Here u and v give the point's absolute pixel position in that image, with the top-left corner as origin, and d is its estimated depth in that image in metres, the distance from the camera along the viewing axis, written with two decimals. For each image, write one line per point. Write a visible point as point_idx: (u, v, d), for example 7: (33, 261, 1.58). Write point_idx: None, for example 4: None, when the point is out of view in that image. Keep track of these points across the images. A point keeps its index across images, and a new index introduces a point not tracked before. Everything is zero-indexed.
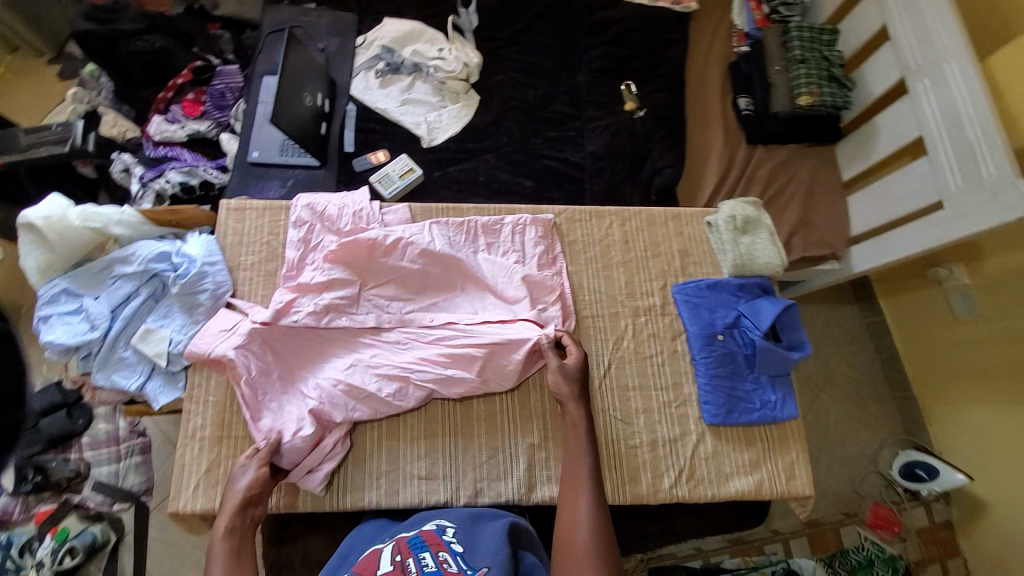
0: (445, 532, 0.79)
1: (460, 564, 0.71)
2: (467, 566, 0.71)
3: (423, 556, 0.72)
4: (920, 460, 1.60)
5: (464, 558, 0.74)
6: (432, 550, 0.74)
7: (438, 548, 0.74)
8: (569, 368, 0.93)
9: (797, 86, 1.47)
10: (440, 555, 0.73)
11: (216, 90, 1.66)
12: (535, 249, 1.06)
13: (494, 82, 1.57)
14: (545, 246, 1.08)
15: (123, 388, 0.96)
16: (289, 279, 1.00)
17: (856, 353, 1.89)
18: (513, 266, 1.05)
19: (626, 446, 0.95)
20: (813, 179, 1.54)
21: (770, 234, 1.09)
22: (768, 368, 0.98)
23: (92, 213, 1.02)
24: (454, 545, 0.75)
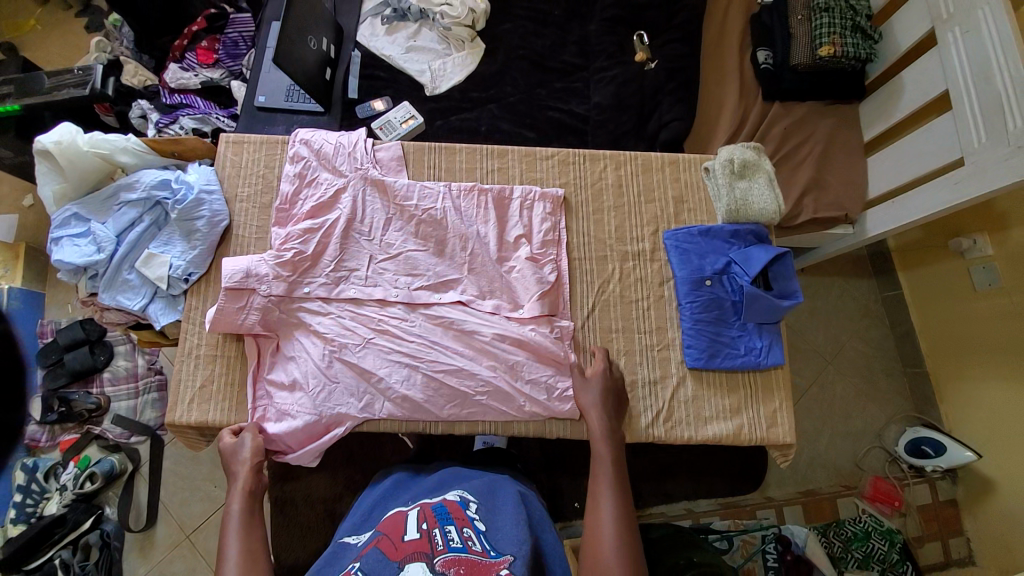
0: (468, 506, 0.82)
1: (483, 540, 0.72)
2: (490, 546, 0.72)
3: (448, 529, 0.73)
4: (928, 436, 1.58)
5: (487, 535, 0.75)
6: (457, 525, 0.75)
7: (462, 524, 0.75)
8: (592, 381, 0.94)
9: (818, 36, 1.37)
10: (464, 531, 0.74)
11: (230, 38, 1.69)
12: (542, 226, 1.04)
13: (502, 30, 1.53)
14: (551, 226, 1.04)
15: (127, 308, 1.01)
16: (284, 213, 1.01)
17: (867, 327, 1.84)
18: (519, 244, 1.03)
19: None
20: (832, 137, 1.46)
21: (769, 179, 1.02)
22: (755, 315, 0.96)
23: (100, 140, 1.04)
24: (477, 520, 0.77)
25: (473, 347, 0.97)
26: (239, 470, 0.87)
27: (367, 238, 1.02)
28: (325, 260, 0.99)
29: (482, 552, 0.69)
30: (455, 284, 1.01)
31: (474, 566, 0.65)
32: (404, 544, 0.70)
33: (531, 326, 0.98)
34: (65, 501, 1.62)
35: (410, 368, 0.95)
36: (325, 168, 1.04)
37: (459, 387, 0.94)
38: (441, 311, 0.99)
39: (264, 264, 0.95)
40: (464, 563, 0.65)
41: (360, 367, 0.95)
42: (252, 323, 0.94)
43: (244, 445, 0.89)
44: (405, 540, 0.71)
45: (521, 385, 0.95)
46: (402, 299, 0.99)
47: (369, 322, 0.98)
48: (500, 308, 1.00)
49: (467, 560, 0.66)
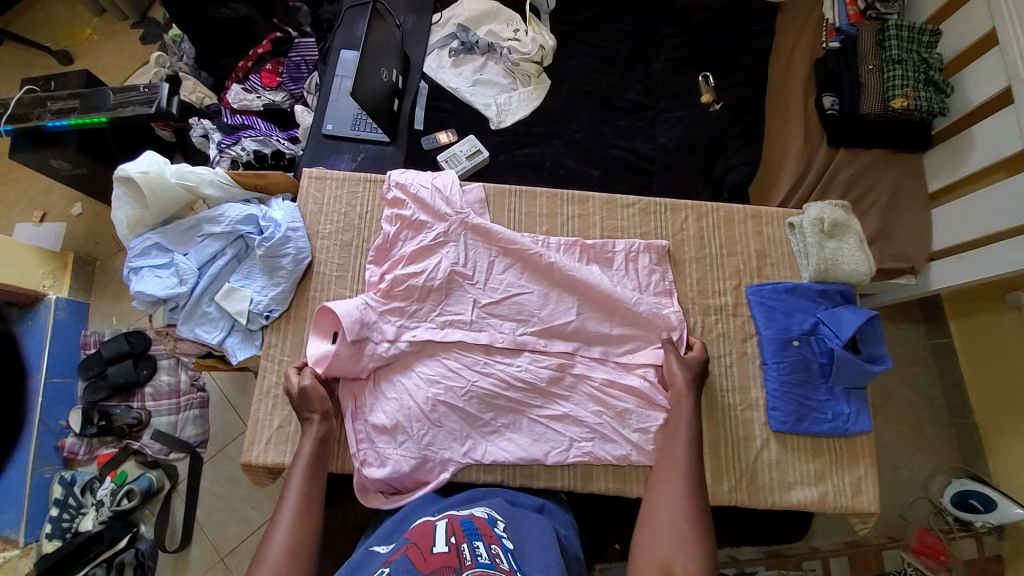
0: (496, 524, 0.78)
1: (512, 562, 0.68)
2: (517, 566, 0.68)
3: (476, 545, 0.69)
4: (976, 491, 1.53)
5: (516, 556, 0.71)
6: (485, 541, 0.71)
7: (490, 540, 0.71)
8: (692, 359, 0.95)
9: (890, 87, 1.36)
10: (493, 548, 0.70)
11: (293, 62, 1.72)
12: (651, 277, 1.04)
13: (567, 67, 1.54)
14: (659, 276, 1.04)
15: (205, 341, 1.01)
16: (385, 254, 1.03)
17: (916, 374, 1.81)
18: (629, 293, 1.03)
19: None
20: (897, 187, 1.45)
21: (860, 240, 1.01)
22: (843, 379, 0.94)
23: (187, 171, 1.05)
24: (505, 540, 0.74)
25: (581, 392, 0.98)
26: (312, 417, 0.90)
27: (471, 282, 1.03)
28: (433, 305, 1.01)
29: (509, 570, 0.65)
30: (533, 342, 1.00)
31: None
32: (432, 556, 0.66)
33: (645, 366, 0.99)
34: (101, 518, 1.62)
35: (515, 415, 0.97)
36: (425, 207, 1.05)
37: (564, 433, 0.95)
38: (549, 357, 1.00)
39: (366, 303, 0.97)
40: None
41: (464, 411, 0.95)
42: (371, 360, 0.96)
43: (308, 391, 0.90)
44: (434, 552, 0.67)
45: (627, 433, 0.95)
46: (509, 344, 1.00)
47: (473, 364, 0.98)
48: (607, 351, 1.01)
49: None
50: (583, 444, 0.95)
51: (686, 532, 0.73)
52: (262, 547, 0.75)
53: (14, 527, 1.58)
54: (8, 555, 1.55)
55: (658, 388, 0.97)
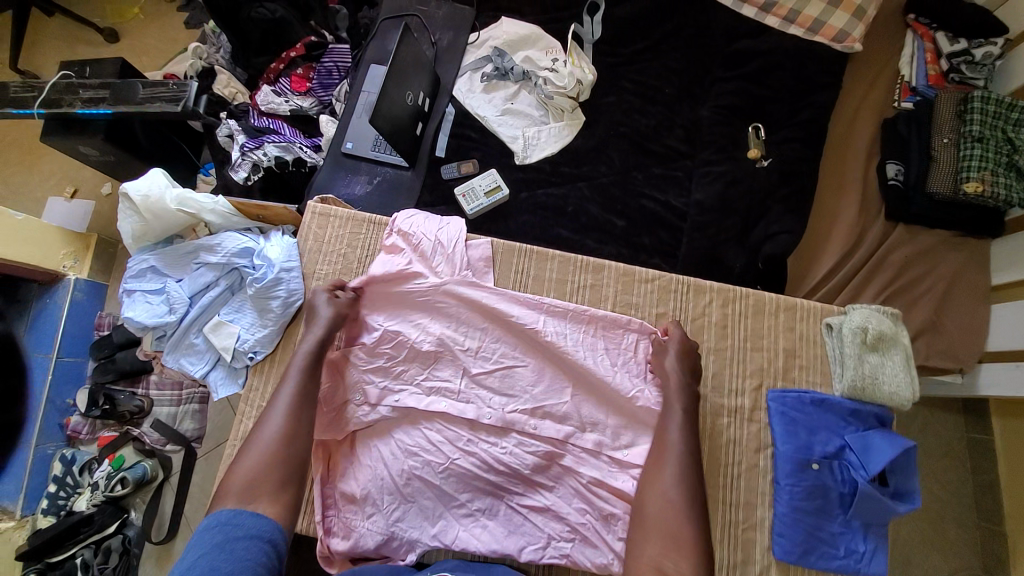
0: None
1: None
2: None
3: None
4: None
5: None
6: None
7: None
8: (673, 347, 0.92)
9: (965, 168, 1.23)
10: None
11: (324, 67, 1.67)
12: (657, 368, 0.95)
13: (605, 103, 1.44)
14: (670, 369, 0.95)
15: (189, 373, 0.98)
16: (375, 309, 0.98)
17: (946, 468, 1.65)
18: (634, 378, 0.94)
19: None
20: (957, 276, 1.30)
21: (906, 357, 0.91)
22: (865, 515, 0.84)
23: (189, 197, 1.03)
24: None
25: (567, 485, 0.90)
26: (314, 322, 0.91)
27: (465, 347, 0.96)
28: (421, 369, 0.95)
29: None
30: (520, 422, 0.93)
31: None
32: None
33: (627, 476, 0.90)
34: (94, 501, 1.60)
35: (493, 498, 0.90)
36: (427, 260, 0.99)
37: (542, 529, 0.88)
38: (535, 441, 0.92)
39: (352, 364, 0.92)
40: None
41: (438, 490, 0.89)
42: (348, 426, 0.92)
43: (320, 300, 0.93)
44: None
45: (610, 540, 0.86)
46: (496, 422, 0.92)
47: (455, 440, 0.92)
48: (600, 444, 0.91)
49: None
50: (565, 545, 0.87)
51: (681, 535, 0.75)
52: (254, 437, 0.80)
53: (12, 498, 1.57)
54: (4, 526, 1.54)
55: None
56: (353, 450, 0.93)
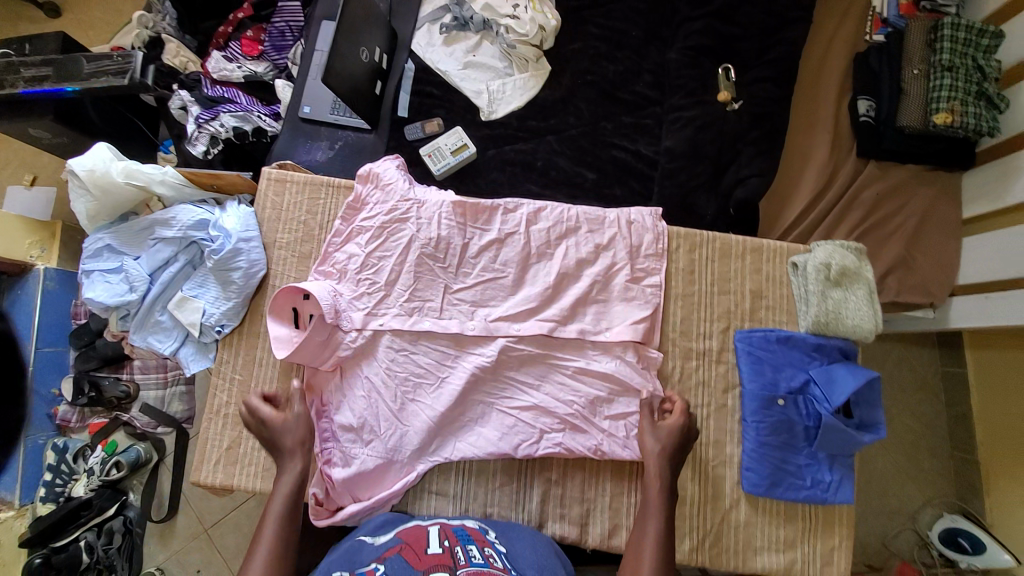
0: (489, 531, 0.82)
1: (505, 561, 0.73)
2: (511, 565, 0.73)
3: (469, 548, 0.74)
4: (966, 530, 1.50)
5: (508, 556, 0.76)
6: (478, 545, 0.76)
7: (483, 544, 0.76)
8: (668, 432, 0.85)
9: (935, 98, 1.20)
10: (485, 550, 0.75)
11: (277, 28, 1.58)
12: (627, 320, 0.94)
13: (570, 51, 1.38)
14: (641, 320, 0.94)
15: (158, 351, 0.97)
16: (343, 242, 0.96)
17: (921, 401, 1.72)
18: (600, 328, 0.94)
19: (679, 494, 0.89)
20: (928, 211, 1.30)
21: (869, 292, 0.90)
22: (829, 446, 0.86)
23: (135, 170, 0.97)
24: (497, 544, 0.78)
25: (552, 381, 0.93)
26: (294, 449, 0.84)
27: (442, 267, 0.96)
28: (400, 289, 0.95)
29: (503, 568, 0.70)
30: (503, 327, 0.94)
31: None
32: (427, 556, 0.71)
33: (608, 361, 0.93)
34: (91, 485, 1.62)
35: (484, 407, 0.93)
36: (389, 220, 0.96)
37: (534, 424, 0.91)
38: (521, 398, 0.93)
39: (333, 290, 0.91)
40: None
41: (433, 409, 0.91)
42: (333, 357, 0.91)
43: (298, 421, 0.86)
44: (428, 553, 0.71)
45: (598, 421, 0.91)
46: (479, 332, 0.94)
47: (443, 357, 0.94)
48: (583, 332, 0.94)
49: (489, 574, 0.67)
50: (557, 437, 0.91)
51: None
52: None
53: (10, 489, 1.57)
54: (3, 516, 1.55)
55: (632, 368, 0.93)
56: (339, 382, 0.93)
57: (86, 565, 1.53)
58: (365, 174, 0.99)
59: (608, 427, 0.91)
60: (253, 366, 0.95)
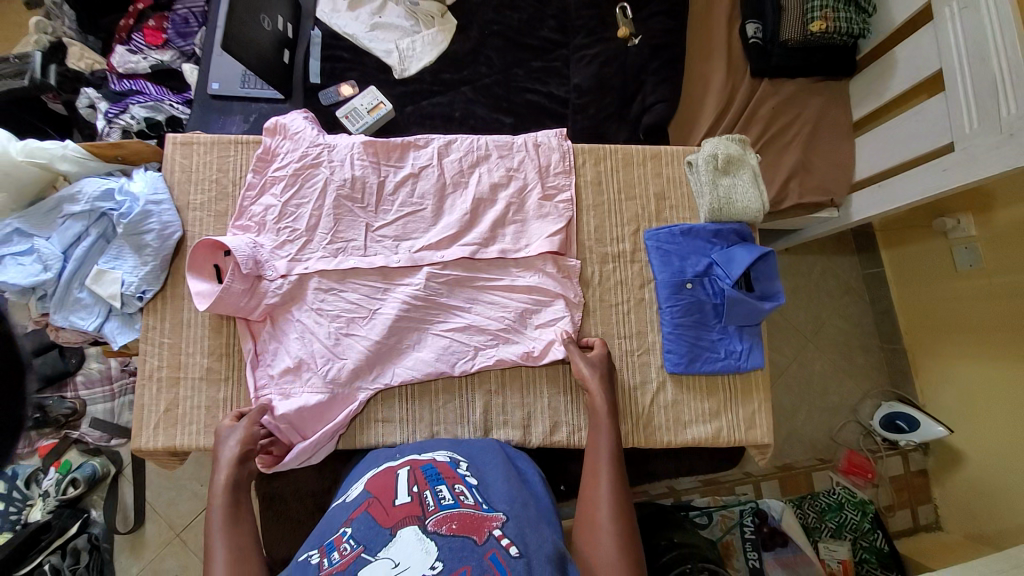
0: (459, 466, 0.81)
1: (477, 497, 0.73)
2: (483, 501, 0.72)
3: (439, 489, 0.73)
4: (903, 412, 1.61)
5: (480, 490, 0.76)
6: (448, 483, 0.75)
7: (453, 482, 0.75)
8: (597, 364, 0.91)
9: (811, 8, 1.31)
10: (456, 488, 0.74)
11: (178, 15, 1.56)
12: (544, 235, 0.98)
13: (474, 4, 1.43)
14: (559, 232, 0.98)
15: (81, 329, 0.95)
16: (255, 194, 0.97)
17: (849, 303, 1.85)
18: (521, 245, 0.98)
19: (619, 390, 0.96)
20: (820, 118, 1.41)
21: (754, 174, 1.00)
22: (737, 318, 0.95)
23: (36, 148, 0.96)
24: (467, 478, 0.78)
25: (482, 302, 0.97)
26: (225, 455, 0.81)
27: (361, 207, 0.98)
28: (322, 234, 0.96)
29: (473, 505, 0.70)
30: (427, 256, 0.96)
31: (466, 520, 0.65)
32: (395, 508, 0.69)
33: (531, 276, 0.98)
34: (48, 507, 1.55)
35: (420, 333, 0.96)
36: (302, 166, 0.98)
37: (469, 341, 0.95)
38: (454, 318, 0.96)
39: (256, 240, 0.93)
40: (458, 519, 0.66)
41: (371, 340, 0.93)
42: (263, 305, 0.92)
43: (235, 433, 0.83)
44: (396, 504, 0.70)
45: (529, 331, 0.97)
46: (404, 263, 0.96)
47: (373, 292, 0.96)
48: (505, 251, 0.97)
49: (460, 516, 0.67)
50: (493, 350, 0.95)
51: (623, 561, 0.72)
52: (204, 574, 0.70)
53: None
54: None
55: (554, 278, 0.98)
56: (270, 329, 0.93)
57: None
58: (275, 125, 1.00)
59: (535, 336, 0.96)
60: (183, 327, 0.95)
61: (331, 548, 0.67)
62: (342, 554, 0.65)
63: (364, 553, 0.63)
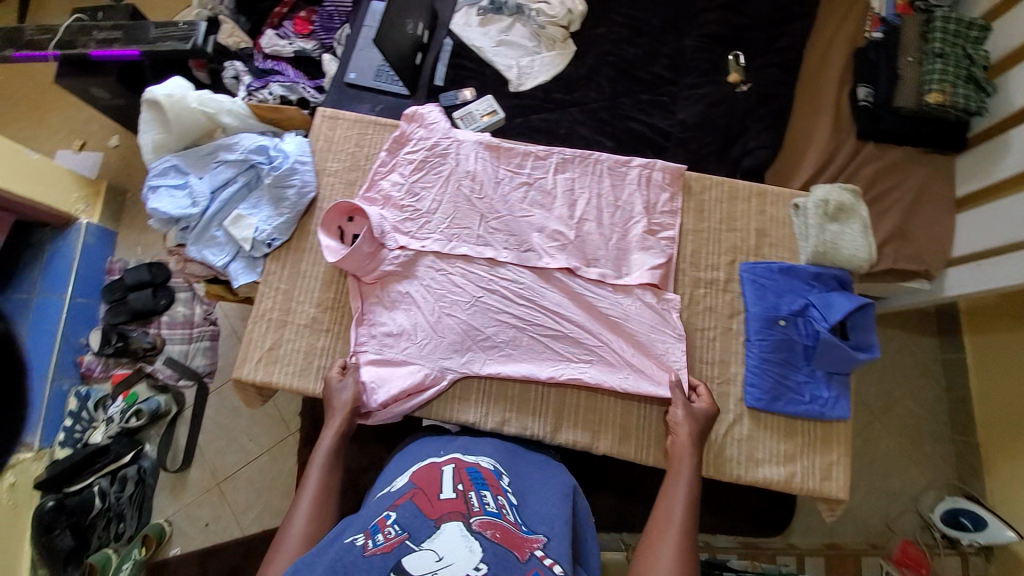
0: (501, 477, 0.81)
1: (517, 513, 0.73)
2: (522, 519, 0.73)
3: (483, 494, 0.73)
4: (968, 509, 1.49)
5: (518, 508, 0.76)
6: (492, 491, 0.75)
7: (496, 492, 0.76)
8: (697, 412, 0.91)
9: (928, 81, 1.32)
10: (498, 499, 0.74)
11: (326, 12, 1.76)
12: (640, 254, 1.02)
13: (595, 35, 1.53)
14: (659, 251, 1.03)
15: (211, 263, 1.04)
16: (383, 172, 1.07)
17: (921, 388, 1.74)
18: (622, 257, 1.03)
19: None
20: (922, 189, 1.40)
21: (864, 226, 1.01)
22: (827, 363, 0.94)
23: (208, 98, 1.11)
24: (510, 493, 0.78)
25: (576, 311, 1.01)
26: (337, 410, 0.91)
27: (479, 199, 1.06)
28: (441, 218, 1.05)
29: (515, 522, 0.70)
30: (534, 258, 1.03)
31: (509, 534, 0.67)
32: (440, 502, 0.70)
33: (629, 303, 1.00)
34: (109, 433, 1.61)
35: (514, 331, 1.00)
36: (432, 154, 1.07)
37: (560, 351, 0.99)
38: (550, 323, 1.00)
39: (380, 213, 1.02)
40: (501, 528, 0.67)
41: (468, 323, 0.99)
42: (381, 271, 1.01)
43: (346, 389, 0.93)
44: (441, 499, 0.71)
45: (619, 356, 0.98)
46: (512, 260, 1.03)
47: (478, 281, 1.02)
48: (604, 277, 1.01)
49: (502, 526, 0.68)
50: (580, 365, 0.98)
51: None
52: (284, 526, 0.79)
53: (32, 430, 1.58)
54: (23, 456, 1.54)
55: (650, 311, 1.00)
56: (380, 295, 1.02)
57: (98, 512, 1.52)
58: (415, 113, 1.10)
59: (627, 351, 0.98)
60: (298, 276, 1.03)
61: (375, 531, 0.67)
62: (385, 537, 0.65)
63: (408, 541, 0.64)
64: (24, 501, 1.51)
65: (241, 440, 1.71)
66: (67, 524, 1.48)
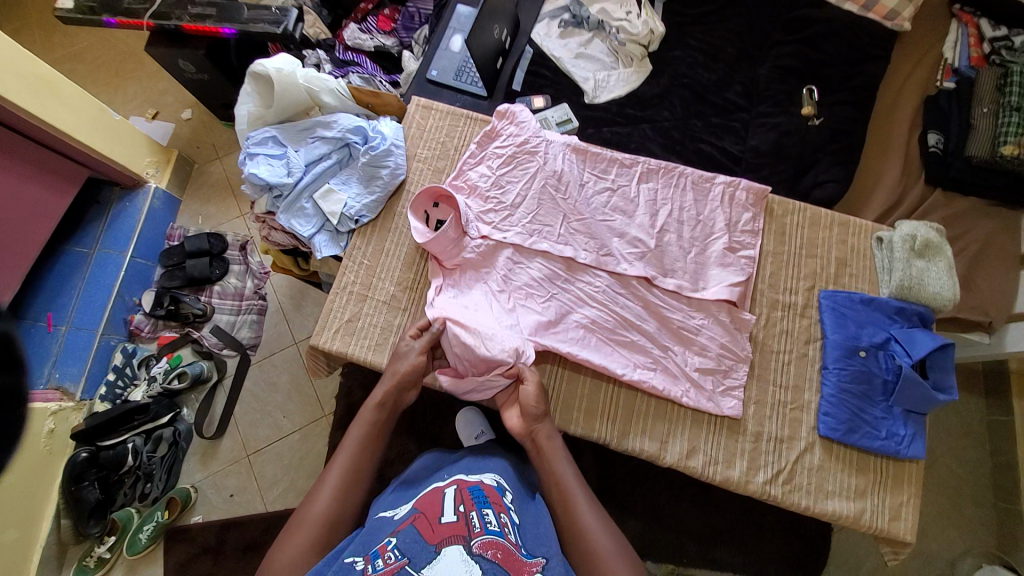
0: (505, 494, 0.79)
1: (518, 534, 0.71)
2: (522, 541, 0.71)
3: (485, 513, 0.71)
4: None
5: (520, 529, 0.74)
6: (494, 509, 0.73)
7: (499, 509, 0.73)
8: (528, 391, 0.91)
9: (1003, 133, 1.31)
10: (500, 517, 0.72)
11: (408, 12, 1.82)
12: (720, 271, 1.03)
13: (672, 57, 1.57)
14: (739, 269, 1.03)
15: (298, 232, 1.07)
16: (472, 164, 1.10)
17: (965, 448, 1.57)
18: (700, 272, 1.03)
19: (757, 439, 0.96)
20: (990, 241, 1.36)
21: (948, 265, 1.02)
22: (905, 400, 0.93)
23: (314, 77, 1.15)
24: (512, 511, 0.76)
25: (649, 321, 1.01)
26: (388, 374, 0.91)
27: (563, 198, 1.08)
28: (523, 213, 1.06)
29: (515, 544, 0.68)
30: (612, 263, 1.04)
31: (510, 554, 0.65)
32: (440, 526, 0.67)
33: (701, 318, 1.01)
34: (151, 392, 1.63)
35: (585, 331, 1.01)
36: (520, 151, 1.10)
37: (629, 358, 0.99)
38: (622, 327, 1.01)
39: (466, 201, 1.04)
40: (502, 549, 0.65)
41: (542, 317, 1.00)
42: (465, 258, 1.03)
43: (407, 353, 0.94)
44: (441, 522, 0.68)
45: (687, 369, 0.98)
46: (590, 262, 1.04)
47: (554, 278, 1.03)
48: (681, 288, 1.02)
49: (504, 546, 0.66)
50: (648, 373, 0.98)
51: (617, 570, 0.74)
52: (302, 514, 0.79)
53: (75, 381, 1.57)
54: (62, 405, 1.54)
55: (723, 325, 1.00)
56: (454, 279, 1.04)
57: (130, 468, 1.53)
58: (507, 111, 1.14)
59: (699, 363, 0.98)
60: (380, 252, 1.07)
61: (375, 556, 0.65)
62: (385, 562, 0.63)
63: (407, 567, 0.62)
64: (59, 448, 1.52)
65: (273, 415, 1.72)
66: (96, 477, 1.52)
